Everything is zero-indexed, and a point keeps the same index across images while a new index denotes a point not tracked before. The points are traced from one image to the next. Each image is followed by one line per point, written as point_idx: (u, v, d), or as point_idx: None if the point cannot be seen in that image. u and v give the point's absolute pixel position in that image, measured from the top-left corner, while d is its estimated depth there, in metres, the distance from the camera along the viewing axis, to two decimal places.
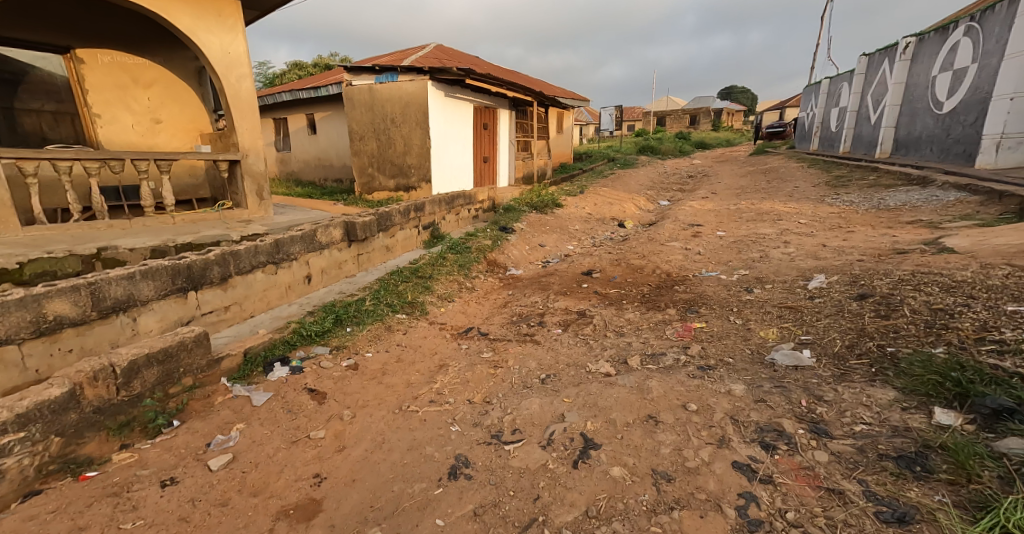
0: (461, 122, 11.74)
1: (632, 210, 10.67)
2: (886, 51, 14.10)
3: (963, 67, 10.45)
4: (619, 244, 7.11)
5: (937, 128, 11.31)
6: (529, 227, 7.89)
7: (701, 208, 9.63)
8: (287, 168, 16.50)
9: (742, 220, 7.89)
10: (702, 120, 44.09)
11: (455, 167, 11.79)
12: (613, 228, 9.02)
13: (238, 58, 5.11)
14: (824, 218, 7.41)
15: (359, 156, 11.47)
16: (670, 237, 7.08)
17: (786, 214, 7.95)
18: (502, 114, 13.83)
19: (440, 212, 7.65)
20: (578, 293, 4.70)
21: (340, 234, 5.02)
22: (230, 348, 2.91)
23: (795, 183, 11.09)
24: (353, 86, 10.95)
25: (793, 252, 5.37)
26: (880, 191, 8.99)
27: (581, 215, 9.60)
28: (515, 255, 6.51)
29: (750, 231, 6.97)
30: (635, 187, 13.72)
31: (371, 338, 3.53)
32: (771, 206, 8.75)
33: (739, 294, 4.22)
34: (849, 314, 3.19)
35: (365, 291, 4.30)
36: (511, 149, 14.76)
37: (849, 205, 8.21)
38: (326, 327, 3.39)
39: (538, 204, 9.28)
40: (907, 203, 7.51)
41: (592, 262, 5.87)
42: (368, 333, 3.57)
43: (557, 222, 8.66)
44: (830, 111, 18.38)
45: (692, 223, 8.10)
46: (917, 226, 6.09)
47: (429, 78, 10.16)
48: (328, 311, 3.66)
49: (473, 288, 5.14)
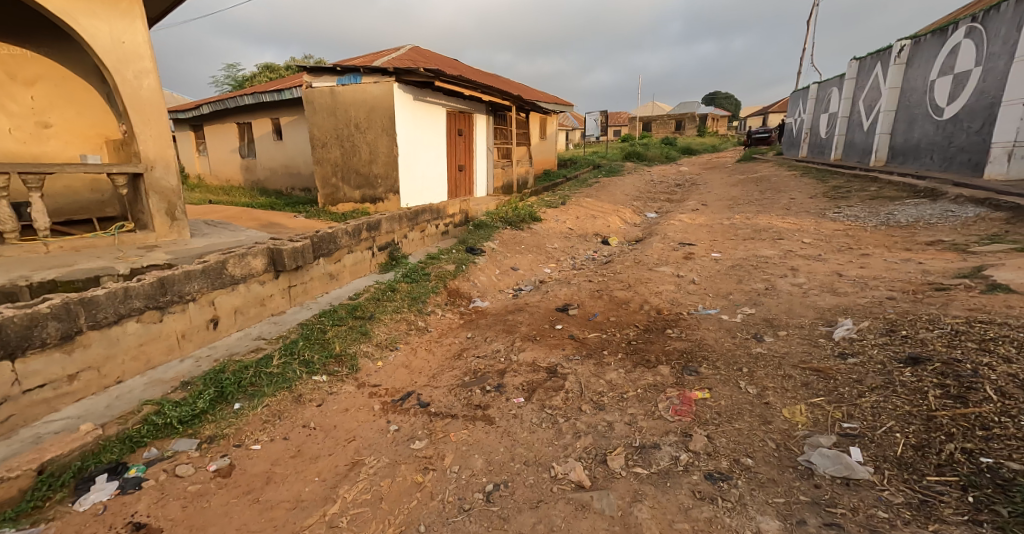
0: (433, 129, 10.93)
1: (618, 224, 9.94)
2: (878, 56, 13.64)
3: (965, 71, 9.93)
4: (603, 268, 6.34)
5: (936, 135, 10.79)
6: (502, 247, 7.08)
7: (692, 222, 8.93)
8: (252, 176, 15.48)
9: (737, 238, 7.18)
10: (688, 126, 43.86)
11: (427, 177, 10.98)
12: (596, 245, 8.27)
13: (137, 49, 4.10)
14: (828, 237, 6.72)
15: (322, 165, 10.59)
16: (660, 259, 6.32)
17: (786, 231, 7.26)
18: (479, 119, 13.07)
19: (402, 230, 6.79)
20: (551, 338, 3.89)
21: (262, 264, 4.07)
22: (15, 465, 2.04)
23: (791, 195, 10.45)
24: (313, 89, 10.06)
25: (801, 283, 4.62)
26: (884, 204, 8.39)
27: (562, 231, 8.83)
28: (483, 282, 5.69)
29: (749, 252, 6.25)
30: (621, 197, 13.00)
31: (266, 420, 2.61)
32: (768, 221, 8.06)
33: (745, 345, 3.42)
34: (905, 386, 2.44)
35: (278, 342, 3.37)
36: (489, 157, 13.97)
37: (853, 220, 7.56)
38: (197, 411, 2.53)
39: (514, 220, 8.49)
40: (920, 220, 6.99)
41: (570, 292, 5.07)
42: (262, 414, 2.64)
43: (536, 240, 7.87)
44: (819, 117, 17.88)
45: (683, 240, 7.37)
46: (938, 250, 5.41)
47: (395, 79, 9.34)
48: (212, 382, 2.75)
49: (428, 329, 4.27)
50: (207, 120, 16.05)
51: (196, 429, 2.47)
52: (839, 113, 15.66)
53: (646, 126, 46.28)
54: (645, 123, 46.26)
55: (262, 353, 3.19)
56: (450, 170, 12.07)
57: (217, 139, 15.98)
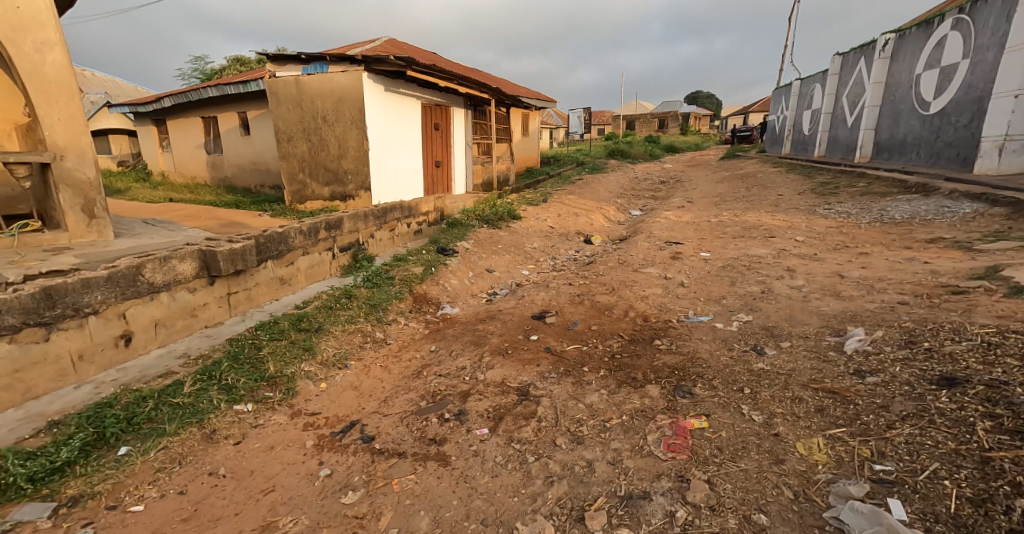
0: (406, 122, 10.47)
1: (602, 222, 9.51)
2: (861, 50, 13.46)
3: (952, 64, 9.69)
4: (584, 269, 5.91)
5: (923, 130, 10.57)
6: (478, 248, 6.61)
7: (678, 220, 8.55)
8: (219, 173, 14.80)
9: (726, 236, 6.81)
10: (671, 124, 43.85)
11: (400, 173, 10.51)
12: (578, 244, 7.84)
13: (37, 17, 3.59)
14: (821, 234, 6.38)
15: (288, 160, 10.08)
16: (645, 259, 5.91)
17: (777, 228, 6.91)
18: (457, 114, 12.63)
19: (368, 229, 6.27)
20: (524, 351, 3.41)
21: (192, 269, 3.49)
22: None
23: (779, 191, 10.15)
24: (277, 78, 9.55)
25: (799, 286, 4.23)
26: (875, 200, 8.11)
27: (543, 230, 8.38)
28: (453, 285, 5.21)
29: (740, 251, 5.88)
30: (605, 194, 12.60)
31: (156, 472, 2.14)
32: (757, 218, 7.71)
33: (746, 361, 2.98)
34: (948, 415, 2.01)
35: (195, 364, 2.87)
36: (467, 153, 13.50)
37: (845, 217, 7.24)
38: (59, 464, 2.06)
39: (491, 218, 8.00)
40: (915, 216, 6.68)
41: (548, 297, 4.61)
42: (152, 463, 2.17)
43: (514, 240, 7.41)
44: (802, 113, 17.73)
45: (670, 239, 6.98)
46: (940, 248, 5.08)
47: (364, 68, 8.87)
48: (91, 421, 2.29)
49: (388, 342, 3.75)
50: (172, 113, 15.29)
51: (53, 489, 2.00)
52: (823, 109, 15.48)
53: (630, 124, 46.13)
54: (629, 120, 46.11)
55: (172, 379, 2.69)
56: (426, 166, 11.61)
57: (183, 133, 15.24)
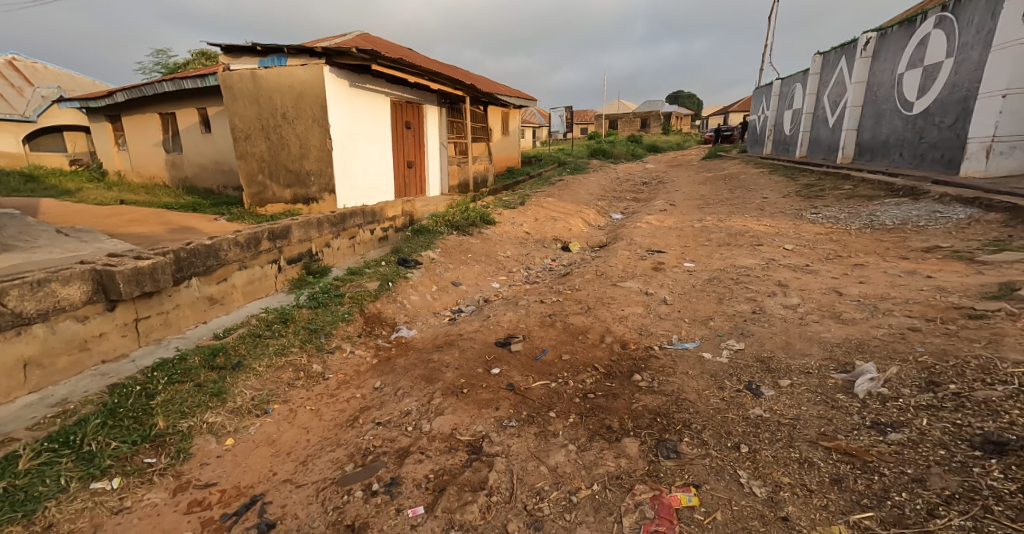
0: (374, 120, 9.99)
1: (581, 227, 9.06)
2: (842, 50, 13.27)
3: (936, 63, 9.43)
4: (559, 282, 5.43)
5: (907, 131, 10.32)
6: (445, 258, 6.09)
7: (660, 225, 8.14)
8: (179, 173, 14.04)
9: (711, 244, 6.40)
10: (654, 124, 43.76)
11: (368, 174, 10.03)
12: (555, 251, 7.37)
13: None
14: (811, 242, 6.02)
15: (246, 160, 9.46)
16: (626, 270, 5.47)
17: (763, 235, 6.54)
18: (431, 112, 12.15)
19: (322, 237, 5.72)
20: (482, 390, 2.89)
21: (81, 293, 2.89)
22: None
23: (763, 194, 9.84)
24: (231, 71, 8.93)
25: (792, 305, 3.82)
26: (862, 204, 7.81)
27: (518, 237, 7.89)
28: (412, 303, 4.68)
29: (726, 261, 5.48)
30: (585, 197, 12.16)
31: None
32: (743, 224, 7.33)
33: (743, 407, 2.51)
34: (1013, 504, 1.64)
35: (58, 421, 2.41)
36: (442, 153, 12.96)
37: (834, 222, 6.90)
38: None
39: (461, 223, 7.47)
40: (906, 221, 6.34)
41: (516, 317, 4.12)
42: None
43: (486, 248, 6.91)
44: (784, 114, 17.54)
45: (652, 247, 6.54)
46: (939, 259, 4.72)
47: (325, 60, 8.41)
48: None
49: (329, 378, 3.16)
50: (129, 109, 14.46)
51: None
52: (804, 109, 15.29)
53: (613, 123, 45.92)
54: (612, 119, 45.90)
55: (13, 446, 2.23)
56: (397, 166, 11.15)
57: (141, 131, 14.42)
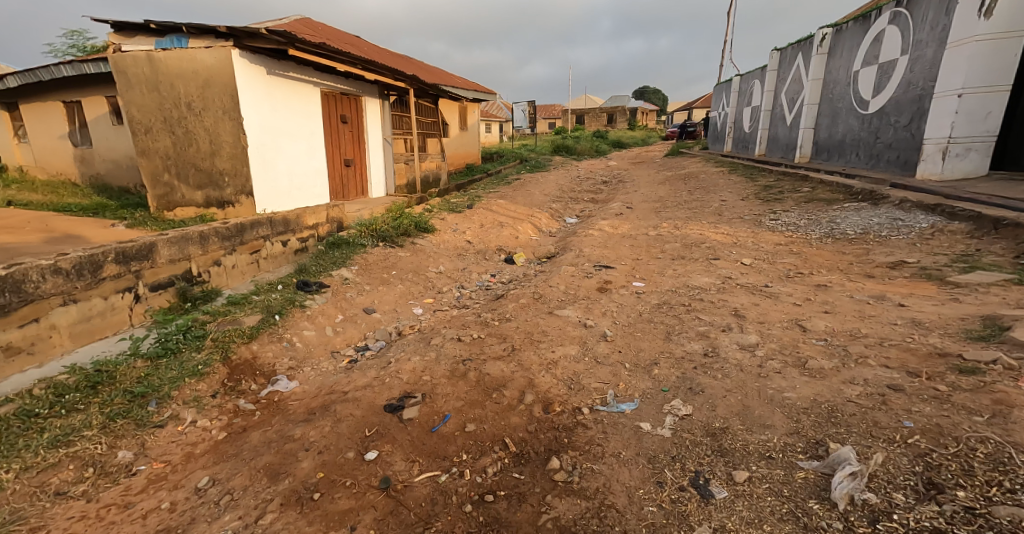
0: (300, 113, 9.05)
1: (530, 234, 8.32)
2: (799, 46, 13.01)
3: (890, 60, 9.14)
4: (489, 307, 4.67)
5: (862, 131, 10.05)
6: (361, 278, 5.24)
7: (613, 233, 7.50)
8: (90, 169, 12.62)
9: (664, 258, 5.78)
10: (619, 119, 43.52)
11: (295, 173, 9.11)
12: (496, 264, 6.61)
13: None
14: (770, 255, 5.49)
15: (148, 157, 8.37)
16: (568, 292, 4.78)
17: (720, 246, 5.99)
18: (371, 104, 11.23)
19: (207, 255, 4.85)
20: (342, 496, 2.13)
21: None
22: None
23: (720, 196, 9.40)
24: (124, 53, 7.86)
25: (750, 346, 3.17)
26: (820, 208, 7.41)
27: (455, 247, 7.08)
28: (300, 342, 3.84)
29: (679, 280, 4.85)
30: (538, 197, 11.42)
31: None
32: (700, 232, 6.77)
33: (686, 526, 1.87)
34: None
35: None
36: (386, 149, 12.02)
37: (793, 231, 6.42)
38: None
39: (389, 233, 6.60)
40: (868, 230, 5.88)
41: (421, 364, 3.33)
42: None
43: (414, 261, 6.08)
44: (743, 111, 17.31)
45: (601, 261, 5.87)
46: (908, 278, 4.18)
47: (232, 44, 7.44)
48: None
49: (138, 472, 2.38)
50: (31, 97, 12.91)
51: None
52: (762, 107, 15.04)
53: (578, 118, 45.51)
54: (577, 114, 45.48)
55: None
56: (331, 163, 10.24)
57: (44, 122, 12.87)
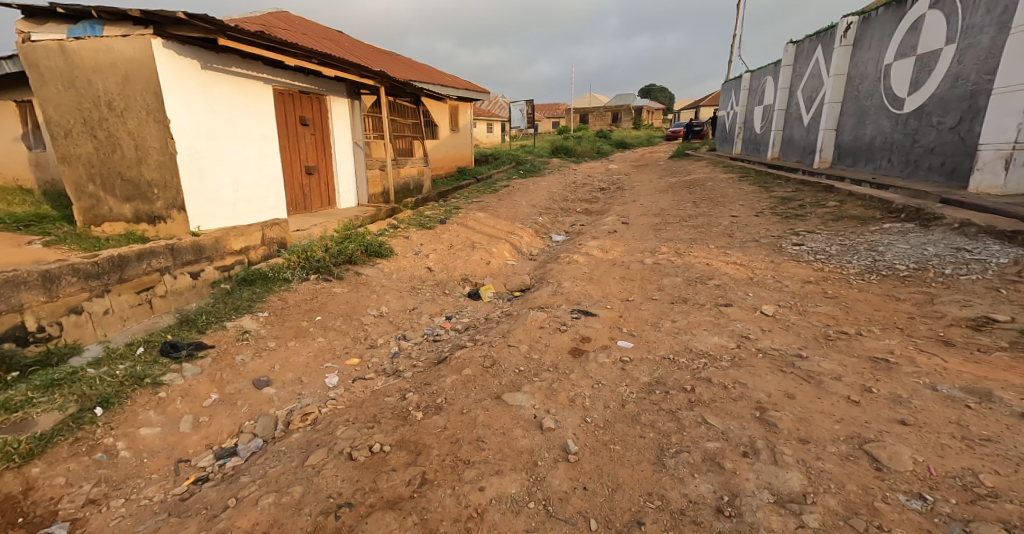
0: (247, 114, 7.95)
1: (506, 257, 7.21)
2: (818, 38, 11.82)
3: (931, 51, 7.97)
4: (423, 377, 3.52)
5: (895, 133, 8.86)
6: (269, 329, 4.05)
7: (602, 259, 6.36)
8: (43, 174, 11.56)
9: (660, 302, 4.63)
10: (623, 119, 42.33)
11: (241, 183, 7.97)
12: (458, 302, 5.50)
13: None
14: (796, 301, 4.31)
15: (69, 164, 6.96)
16: (530, 360, 3.63)
17: (732, 283, 4.81)
18: (337, 104, 10.22)
19: (58, 303, 3.70)
20: None
21: None
22: None
23: (730, 209, 8.20)
24: (34, 43, 6.60)
25: (792, 500, 1.98)
26: (852, 230, 6.21)
27: (412, 279, 5.96)
28: (127, 450, 2.61)
29: (677, 344, 3.68)
30: (525, 209, 10.30)
31: None
32: (707, 261, 5.60)
33: None
34: None
35: None
36: (355, 155, 10.99)
37: (822, 262, 5.24)
38: None
39: (325, 263, 5.45)
40: (922, 263, 4.69)
41: (269, 517, 2.11)
42: None
43: (352, 301, 4.94)
44: (753, 110, 16.09)
45: (581, 305, 4.74)
46: (1009, 353, 2.99)
47: (153, 32, 6.25)
48: None
49: None
50: None
51: None
52: (776, 106, 13.82)
53: (581, 118, 44.34)
54: (580, 114, 44.28)
55: None
56: (287, 170, 9.18)
57: None
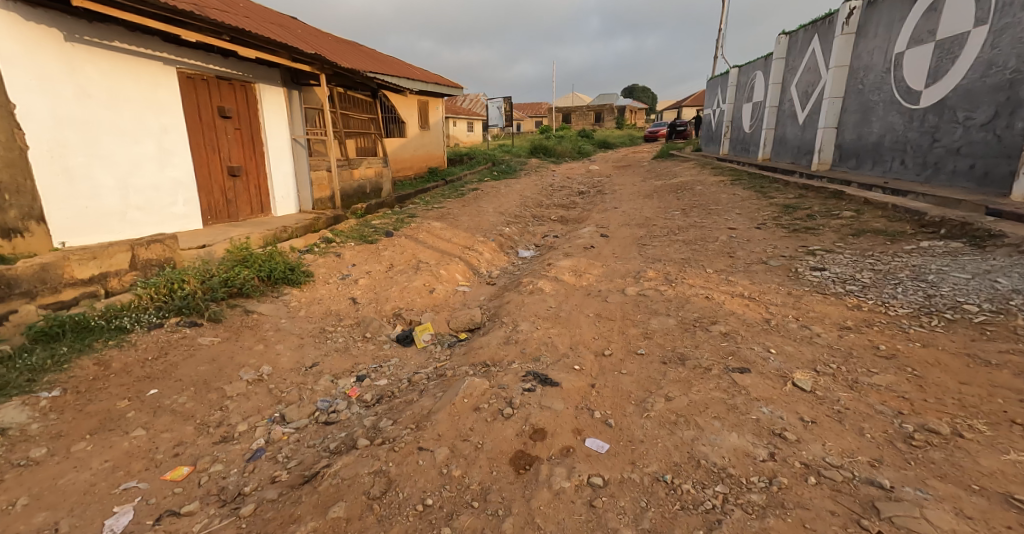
0: (139, 103, 6.58)
1: (458, 281, 5.86)
2: (814, 27, 10.71)
3: (954, 35, 6.86)
4: (267, 521, 2.16)
5: (909, 131, 7.73)
6: (47, 424, 2.64)
7: (574, 287, 5.07)
8: None
9: (648, 362, 3.35)
10: (607, 118, 41.33)
11: (133, 187, 6.58)
12: (381, 351, 4.14)
13: None
14: (838, 362, 3.07)
15: None
16: (449, 481, 2.30)
17: (743, 333, 3.56)
18: (269, 94, 8.73)
19: None
20: None
21: None
22: None
23: (726, 220, 7.01)
24: None
25: None
26: (880, 248, 5.02)
27: (326, 316, 4.58)
28: None
29: (677, 449, 2.41)
30: (491, 217, 8.94)
31: None
32: (706, 295, 4.36)
33: None
34: None
35: None
36: (295, 154, 9.49)
37: (857, 298, 4.01)
38: None
39: (194, 299, 3.97)
40: (999, 303, 3.47)
41: None
42: None
43: (220, 359, 3.49)
44: (742, 108, 14.96)
45: (540, 366, 3.43)
46: None
47: None
48: None
49: None
50: None
51: None
52: (767, 103, 12.72)
53: (564, 117, 43.22)
54: (562, 112, 43.09)
55: None
56: (203, 172, 7.68)
57: None
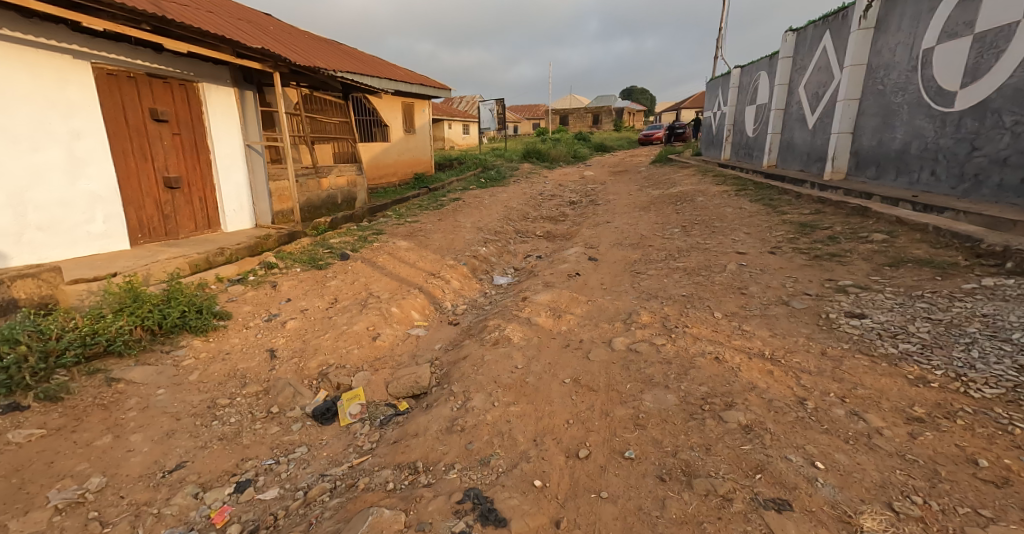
0: (38, 101, 5.44)
1: (413, 321, 4.82)
2: (825, 22, 9.74)
3: (998, 27, 5.88)
4: None
5: (940, 137, 6.75)
6: None
7: (550, 336, 4.04)
8: None
9: (639, 479, 2.33)
10: (604, 120, 40.35)
11: (30, 202, 5.42)
12: (285, 434, 3.11)
13: None
14: (925, 491, 2.06)
15: None
16: None
17: (772, 427, 2.55)
18: (215, 94, 7.59)
19: None
20: None
21: None
22: None
23: (735, 242, 6.00)
24: None
25: None
26: (932, 286, 4.01)
27: (226, 380, 3.54)
28: None
29: None
30: (467, 234, 7.92)
31: None
32: (716, 356, 3.34)
33: None
34: None
35: None
36: (251, 161, 8.31)
37: (922, 364, 2.99)
38: None
39: (21, 372, 3.00)
40: None
41: None
42: None
43: (31, 467, 2.54)
44: (745, 110, 13.97)
45: (486, 483, 2.42)
46: None
47: None
48: None
49: None
50: None
51: None
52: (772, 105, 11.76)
53: (561, 119, 42.27)
54: (559, 114, 42.14)
55: None
56: (132, 182, 6.48)
57: None
